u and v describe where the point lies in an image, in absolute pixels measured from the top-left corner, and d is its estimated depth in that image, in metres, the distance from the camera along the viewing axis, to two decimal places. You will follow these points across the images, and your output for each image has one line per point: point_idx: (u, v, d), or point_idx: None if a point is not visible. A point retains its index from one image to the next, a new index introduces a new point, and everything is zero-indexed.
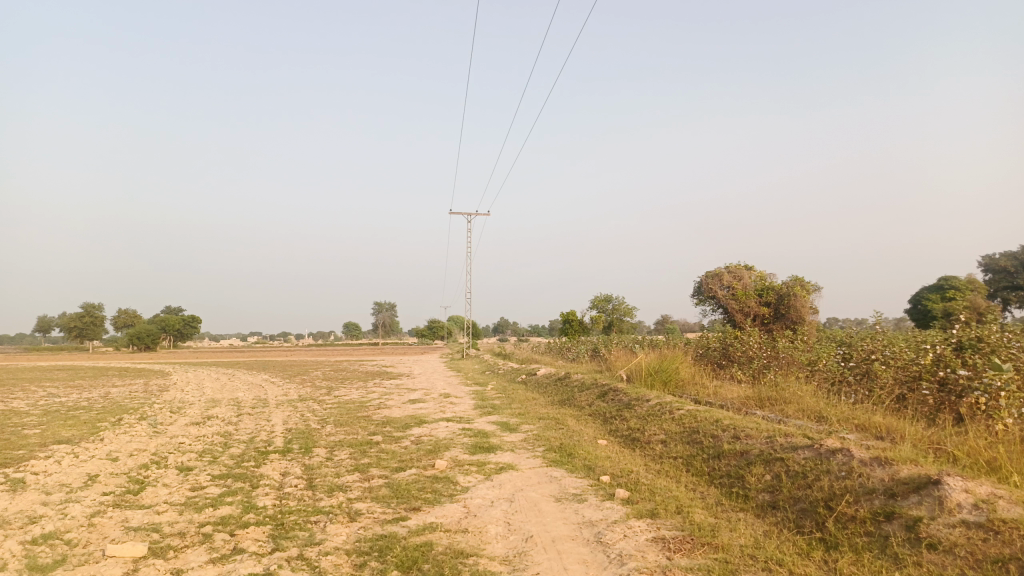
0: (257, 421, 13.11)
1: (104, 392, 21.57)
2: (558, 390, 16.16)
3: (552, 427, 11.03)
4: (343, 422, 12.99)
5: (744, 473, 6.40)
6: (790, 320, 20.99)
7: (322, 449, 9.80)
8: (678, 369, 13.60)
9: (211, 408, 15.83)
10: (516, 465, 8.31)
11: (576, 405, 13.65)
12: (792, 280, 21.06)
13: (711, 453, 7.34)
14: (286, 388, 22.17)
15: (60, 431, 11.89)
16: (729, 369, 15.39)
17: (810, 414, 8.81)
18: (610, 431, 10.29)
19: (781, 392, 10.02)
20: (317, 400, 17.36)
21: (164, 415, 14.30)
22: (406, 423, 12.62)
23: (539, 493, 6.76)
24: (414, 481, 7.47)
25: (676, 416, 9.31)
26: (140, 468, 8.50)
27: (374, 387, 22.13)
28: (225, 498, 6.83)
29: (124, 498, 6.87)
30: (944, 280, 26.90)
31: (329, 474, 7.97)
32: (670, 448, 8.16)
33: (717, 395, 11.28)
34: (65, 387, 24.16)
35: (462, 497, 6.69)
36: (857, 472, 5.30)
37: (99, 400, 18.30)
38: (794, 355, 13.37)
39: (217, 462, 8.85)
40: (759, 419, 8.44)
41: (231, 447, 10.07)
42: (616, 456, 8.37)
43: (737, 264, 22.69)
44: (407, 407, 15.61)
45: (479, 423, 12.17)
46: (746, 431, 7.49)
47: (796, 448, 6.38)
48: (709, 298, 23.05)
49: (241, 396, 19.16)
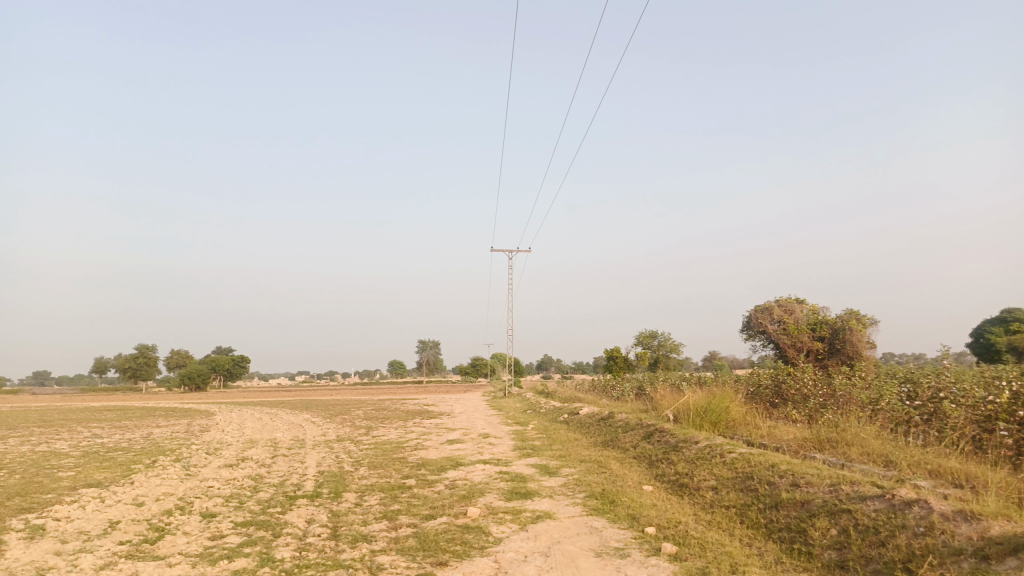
0: (290, 463, 12.78)
1: (147, 432, 21.66)
2: (601, 431, 15.48)
3: (594, 471, 10.41)
4: (378, 464, 12.57)
5: (807, 527, 5.74)
6: (846, 356, 19.93)
7: (353, 493, 9.38)
8: (728, 409, 12.83)
9: (248, 449, 15.61)
10: (554, 513, 7.72)
11: (620, 447, 12.98)
12: (846, 313, 20.09)
13: (767, 503, 6.68)
14: (325, 428, 21.92)
15: (94, 474, 11.76)
16: (783, 408, 14.52)
17: (876, 459, 8.06)
18: (656, 476, 9.63)
19: (842, 434, 9.25)
20: (354, 441, 17.00)
21: (199, 456, 14.12)
22: (442, 465, 12.13)
23: (577, 546, 6.19)
24: (443, 532, 6.97)
25: (727, 460, 8.65)
26: (164, 515, 8.20)
27: (414, 427, 21.70)
28: (243, 549, 6.43)
29: (138, 548, 6.54)
30: (1007, 312, 25.44)
31: (356, 522, 7.53)
32: (722, 496, 7.50)
33: (771, 437, 10.54)
34: (111, 427, 24.41)
35: (493, 551, 6.17)
36: (938, 528, 4.61)
37: (139, 441, 18.30)
38: (853, 394, 12.53)
39: (243, 508, 8.50)
40: (820, 464, 7.72)
41: (260, 491, 9.72)
42: (663, 504, 7.74)
43: (788, 297, 21.88)
44: (445, 448, 15.14)
45: (518, 466, 11.60)
46: (805, 477, 6.83)
47: (866, 499, 5.69)
48: (759, 333, 22.18)
49: (280, 436, 18.96)
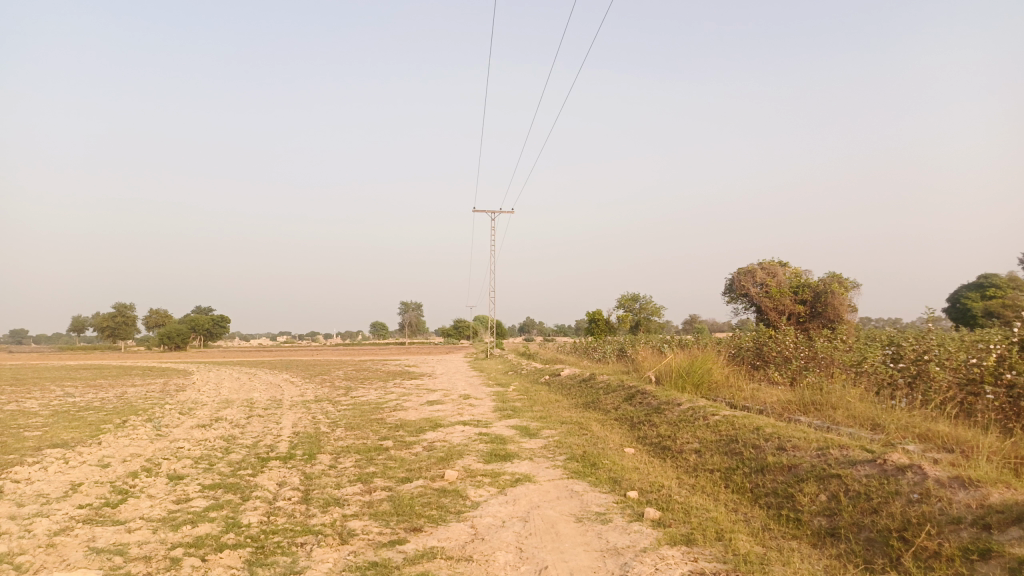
0: (265, 424, 12.47)
1: (121, 392, 21.23)
2: (582, 392, 15.32)
3: (576, 433, 10.22)
4: (355, 424, 12.32)
5: (794, 492, 5.56)
6: (827, 319, 19.88)
7: (327, 455, 9.12)
8: (710, 371, 12.69)
9: (224, 409, 15.29)
10: (534, 476, 7.51)
11: (601, 409, 12.82)
12: (829, 277, 20.01)
13: (752, 467, 6.50)
14: (304, 388, 21.60)
15: (61, 433, 11.39)
16: (764, 370, 14.42)
17: (862, 422, 7.93)
18: (638, 438, 9.46)
19: (827, 397, 9.11)
20: (332, 402, 16.73)
21: (171, 416, 13.75)
22: (420, 426, 11.89)
23: (557, 511, 5.98)
24: (419, 495, 6.72)
25: (711, 422, 8.47)
26: (129, 477, 7.88)
27: (394, 388, 21.46)
28: (208, 514, 6.14)
29: (98, 512, 6.23)
30: (984, 278, 25.57)
31: (329, 485, 7.27)
32: (705, 459, 7.33)
33: (754, 399, 10.41)
34: (84, 386, 23.94)
35: (470, 516, 5.94)
36: (935, 496, 4.43)
37: (112, 400, 17.89)
38: (835, 357, 12.44)
39: (212, 470, 8.20)
40: (806, 427, 7.55)
41: (231, 452, 9.41)
42: (645, 467, 7.54)
43: (771, 260, 21.79)
44: (424, 409, 14.91)
45: (497, 427, 11.40)
46: (792, 441, 6.65)
47: (856, 464, 5.51)
48: (741, 295, 22.10)
49: (257, 396, 18.64)
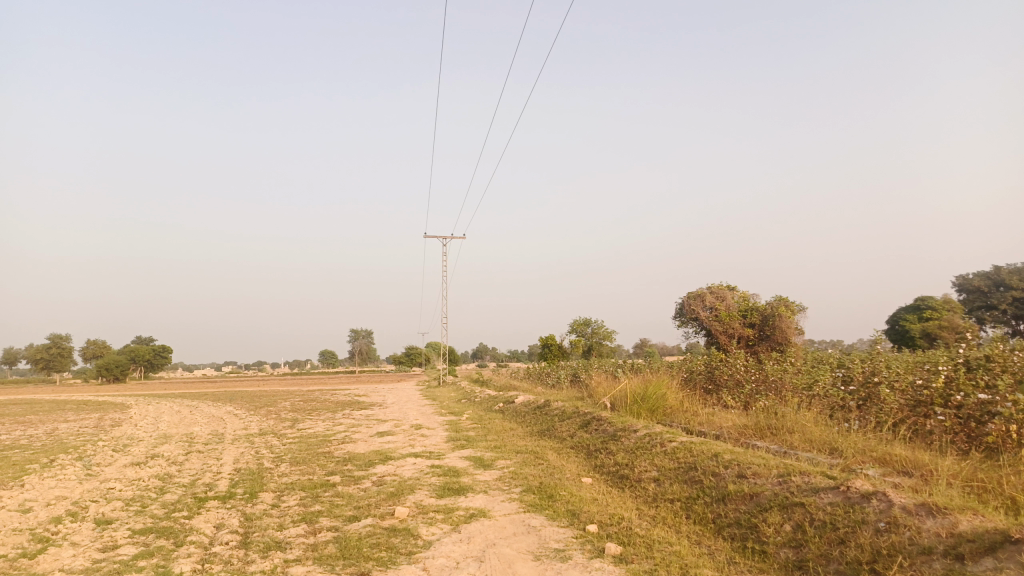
0: (205, 460, 11.83)
1: (51, 428, 20.05)
2: (536, 420, 15.05)
3: (531, 463, 9.94)
4: (301, 459, 11.78)
5: (758, 523, 5.41)
6: (775, 342, 20.14)
7: (270, 494, 8.62)
8: (665, 397, 12.59)
9: (161, 445, 14.51)
10: (489, 511, 7.19)
11: (556, 436, 12.57)
12: (776, 300, 20.31)
13: (713, 496, 6.33)
14: (248, 421, 20.76)
15: None
16: (717, 394, 14.41)
17: (818, 446, 7.87)
18: (595, 467, 9.23)
19: (782, 421, 9.06)
20: (278, 435, 16.07)
21: (104, 454, 12.95)
22: (370, 459, 11.44)
23: (514, 549, 5.68)
24: (367, 536, 6.34)
25: (668, 449, 8.32)
26: (51, 522, 7.27)
27: (343, 418, 20.82)
28: (136, 562, 5.65)
29: (12, 565, 5.66)
30: (920, 300, 26.36)
31: (271, 527, 6.81)
32: (664, 488, 7.14)
33: (710, 424, 10.31)
34: (11, 423, 22.53)
35: (422, 557, 5.60)
36: (903, 524, 4.33)
37: (41, 437, 16.86)
38: (786, 380, 12.50)
39: (144, 513, 7.64)
40: (763, 453, 7.44)
41: (166, 493, 8.82)
42: (604, 498, 7.31)
43: (720, 284, 22.02)
44: (374, 441, 14.42)
45: (451, 459, 11.03)
46: (752, 468, 6.52)
47: (820, 491, 5.40)
48: (692, 319, 22.25)
49: (198, 430, 17.80)
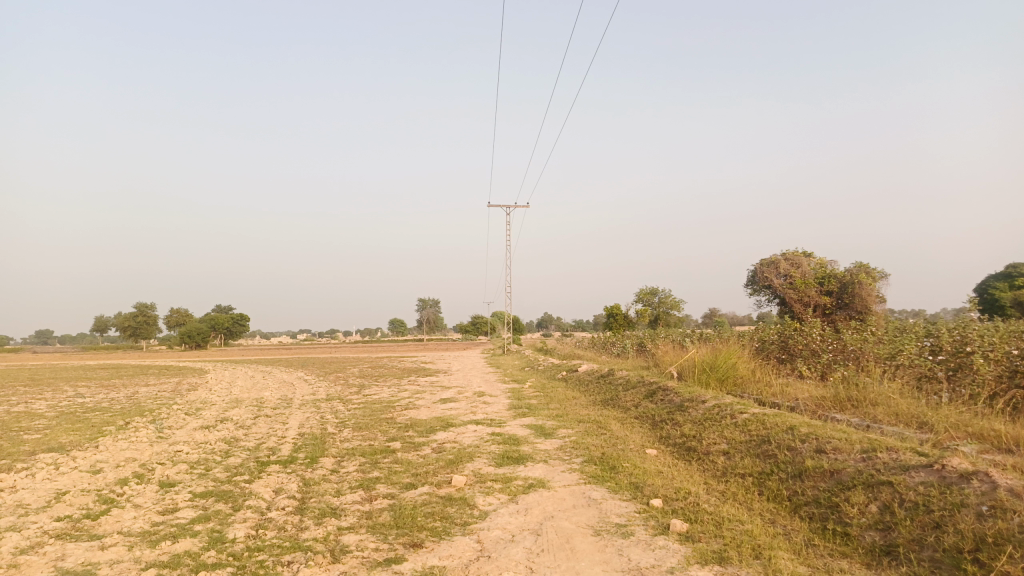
0: (271, 425, 12.00)
1: (133, 391, 20.92)
2: (600, 389, 14.71)
3: (594, 433, 9.63)
4: (363, 424, 11.81)
5: (839, 503, 4.96)
6: (854, 311, 19.07)
7: (331, 459, 8.61)
8: (735, 366, 12.03)
9: (232, 409, 14.89)
10: (548, 482, 6.93)
11: (620, 406, 12.21)
12: (856, 267, 19.21)
13: (789, 472, 5.88)
14: (317, 386, 21.17)
15: (60, 437, 11.02)
16: (791, 364, 13.73)
17: (906, 420, 7.27)
18: (661, 438, 8.84)
19: (864, 393, 8.45)
20: (343, 401, 16.26)
21: (177, 418, 13.33)
22: (431, 426, 11.36)
23: (573, 523, 5.40)
24: (423, 504, 6.18)
25: (739, 421, 7.86)
26: (118, 484, 7.43)
27: (407, 385, 20.99)
28: (193, 526, 5.65)
29: (75, 526, 5.74)
30: (1012, 267, 24.56)
31: (327, 493, 6.76)
32: (735, 462, 6.72)
33: (784, 395, 9.75)
34: (97, 386, 23.66)
35: (476, 528, 5.38)
36: (1010, 510, 3.84)
37: (122, 401, 17.59)
38: (867, 350, 11.73)
39: (207, 476, 7.72)
40: (844, 426, 6.91)
41: (231, 456, 8.94)
42: (669, 471, 6.94)
43: (795, 250, 21.05)
44: (437, 407, 14.38)
45: (511, 427, 10.82)
46: (832, 442, 6.03)
47: (910, 469, 4.90)
48: (764, 287, 21.36)
49: (268, 395, 18.22)
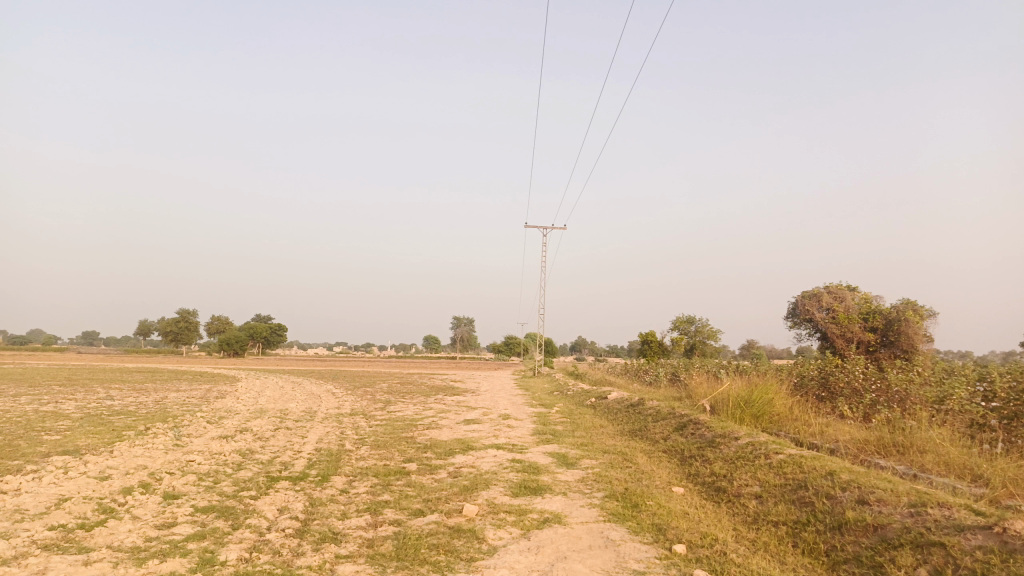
0: (289, 438, 11.77)
1: (162, 396, 21.07)
2: (629, 419, 14.20)
3: (619, 465, 9.15)
4: (382, 443, 11.50)
5: (883, 563, 4.45)
6: (900, 349, 18.21)
7: (342, 478, 8.30)
8: (772, 402, 11.44)
9: (253, 419, 14.74)
10: (565, 517, 6.49)
11: (648, 438, 11.71)
12: (904, 303, 18.38)
13: (827, 524, 5.37)
14: (343, 400, 21.03)
15: (78, 439, 10.94)
16: (831, 402, 13.04)
17: (958, 471, 6.68)
18: (689, 475, 8.34)
19: (911, 438, 7.84)
20: (366, 416, 16.00)
21: (197, 425, 13.22)
22: (451, 448, 11.00)
23: (587, 566, 4.98)
24: (429, 534, 5.82)
25: (773, 462, 7.35)
26: (122, 493, 7.22)
27: (434, 404, 20.67)
28: (186, 545, 5.37)
29: (67, 536, 5.51)
30: None
31: (332, 516, 6.43)
32: (768, 508, 6.21)
33: (823, 435, 9.17)
34: (129, 390, 23.93)
35: (482, 566, 5.00)
36: None
37: (149, 405, 17.63)
38: (913, 392, 11.06)
39: (213, 490, 7.47)
40: (889, 475, 6.35)
41: (242, 469, 8.69)
42: (695, 513, 6.46)
43: (839, 283, 20.33)
44: (460, 428, 14.01)
45: (533, 454, 10.38)
46: (877, 493, 5.51)
47: (965, 530, 4.38)
48: (805, 320, 20.62)
49: (293, 407, 18.08)
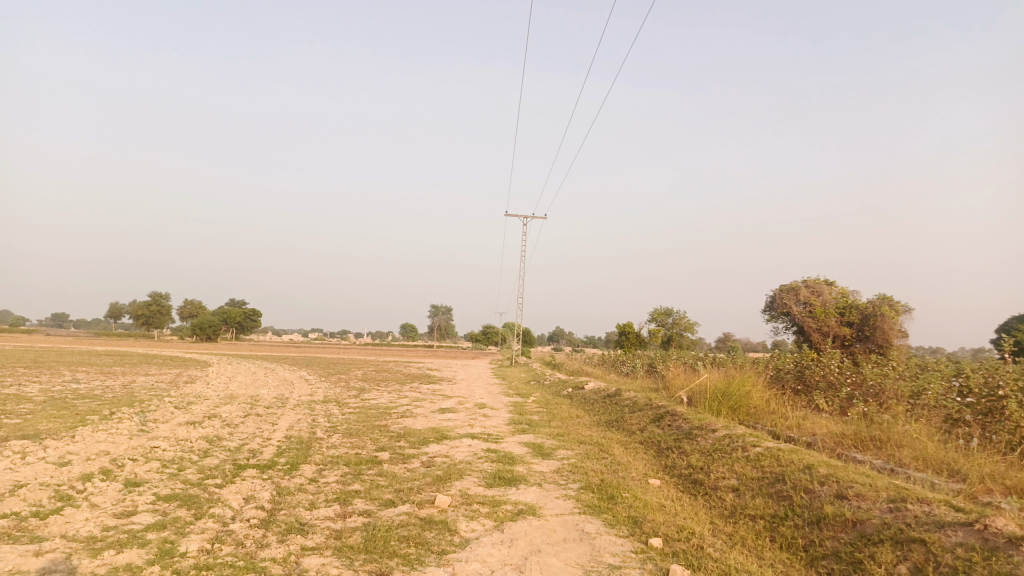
0: (259, 425, 11.51)
1: (130, 380, 20.61)
2: (606, 409, 14.11)
3: (595, 457, 9.04)
4: (354, 431, 11.27)
5: (863, 560, 4.37)
6: (875, 344, 18.33)
7: (312, 467, 8.09)
8: (749, 395, 11.41)
9: (224, 405, 14.43)
10: (540, 509, 6.35)
11: (625, 429, 11.63)
12: (879, 299, 18.49)
13: (805, 519, 5.30)
14: (317, 387, 20.73)
15: (39, 423, 10.59)
16: (807, 396, 13.05)
17: (935, 467, 6.64)
18: (666, 467, 8.25)
19: (888, 432, 7.81)
20: (339, 404, 15.76)
21: (165, 410, 12.89)
22: (425, 436, 10.82)
23: (561, 560, 4.83)
24: (400, 526, 5.65)
25: (751, 455, 7.28)
26: (80, 479, 6.95)
27: (409, 391, 20.48)
28: (144, 535, 5.14)
29: (18, 525, 5.26)
30: None
31: (300, 505, 6.23)
32: (745, 501, 6.12)
33: (800, 429, 9.14)
34: (96, 373, 23.40)
35: (453, 559, 4.83)
36: None
37: (116, 389, 17.21)
38: (888, 386, 11.08)
39: (177, 477, 7.22)
40: (868, 469, 6.29)
41: (209, 457, 8.44)
42: (672, 506, 6.35)
43: (816, 278, 20.42)
44: (435, 417, 13.83)
45: (509, 444, 10.24)
46: (856, 487, 5.44)
47: (946, 527, 4.30)
48: (782, 314, 20.69)
49: (265, 393, 17.77)
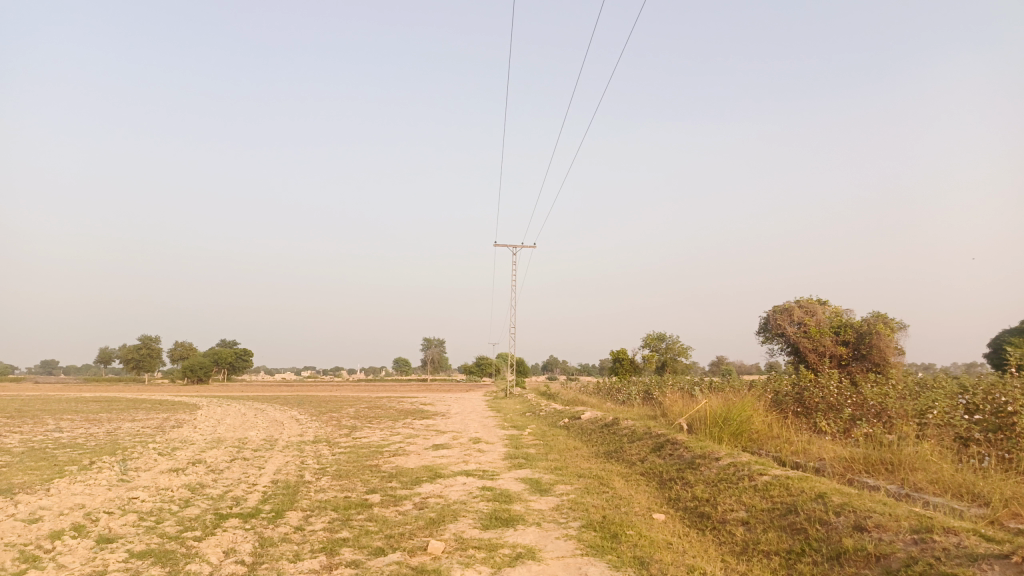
0: (245, 470, 11.07)
1: (114, 427, 20.08)
2: (603, 440, 13.72)
3: (595, 491, 8.66)
4: (344, 473, 10.85)
5: None
6: (872, 363, 18.04)
7: (298, 513, 7.68)
8: (751, 419, 11.07)
9: (209, 449, 13.96)
10: (539, 551, 5.97)
11: (624, 460, 11.26)
12: (874, 316, 18.29)
13: (824, 554, 4.96)
14: (307, 427, 20.23)
15: (15, 477, 10.13)
16: (808, 419, 12.71)
17: (954, 491, 6.29)
18: (670, 500, 7.89)
19: (898, 454, 7.48)
20: (329, 443, 15.32)
21: (148, 458, 12.42)
22: (417, 476, 10.42)
23: None
24: None
25: (759, 484, 6.93)
26: (49, 538, 6.52)
27: (402, 428, 19.98)
28: None
29: None
30: None
31: (283, 558, 5.83)
32: (757, 536, 5.77)
33: (806, 453, 8.81)
34: (81, 420, 22.83)
35: None
36: None
37: (98, 436, 16.69)
38: (892, 405, 10.76)
39: (154, 531, 6.80)
40: (884, 496, 5.95)
41: (189, 507, 8.01)
42: (679, 543, 5.99)
43: (809, 297, 20.21)
44: (428, 454, 13.41)
45: (505, 481, 9.84)
46: (875, 517, 5.11)
47: (979, 560, 3.97)
48: (777, 335, 20.42)
49: (252, 436, 17.25)
